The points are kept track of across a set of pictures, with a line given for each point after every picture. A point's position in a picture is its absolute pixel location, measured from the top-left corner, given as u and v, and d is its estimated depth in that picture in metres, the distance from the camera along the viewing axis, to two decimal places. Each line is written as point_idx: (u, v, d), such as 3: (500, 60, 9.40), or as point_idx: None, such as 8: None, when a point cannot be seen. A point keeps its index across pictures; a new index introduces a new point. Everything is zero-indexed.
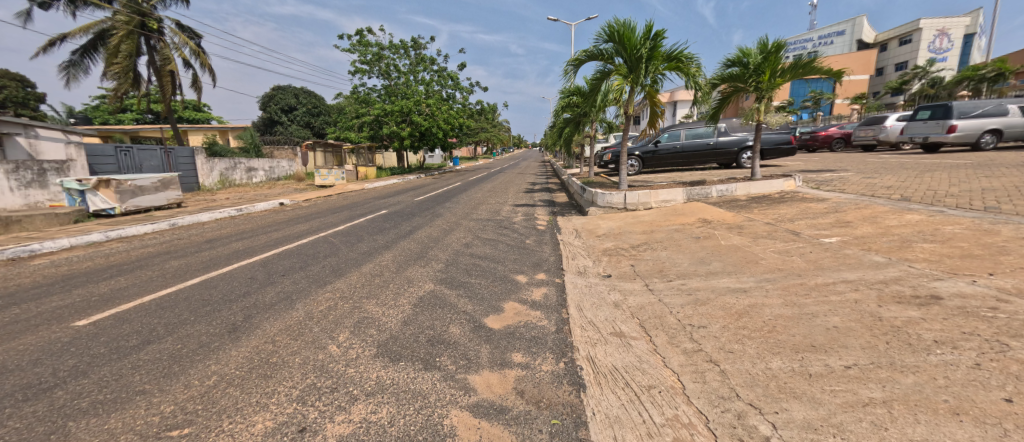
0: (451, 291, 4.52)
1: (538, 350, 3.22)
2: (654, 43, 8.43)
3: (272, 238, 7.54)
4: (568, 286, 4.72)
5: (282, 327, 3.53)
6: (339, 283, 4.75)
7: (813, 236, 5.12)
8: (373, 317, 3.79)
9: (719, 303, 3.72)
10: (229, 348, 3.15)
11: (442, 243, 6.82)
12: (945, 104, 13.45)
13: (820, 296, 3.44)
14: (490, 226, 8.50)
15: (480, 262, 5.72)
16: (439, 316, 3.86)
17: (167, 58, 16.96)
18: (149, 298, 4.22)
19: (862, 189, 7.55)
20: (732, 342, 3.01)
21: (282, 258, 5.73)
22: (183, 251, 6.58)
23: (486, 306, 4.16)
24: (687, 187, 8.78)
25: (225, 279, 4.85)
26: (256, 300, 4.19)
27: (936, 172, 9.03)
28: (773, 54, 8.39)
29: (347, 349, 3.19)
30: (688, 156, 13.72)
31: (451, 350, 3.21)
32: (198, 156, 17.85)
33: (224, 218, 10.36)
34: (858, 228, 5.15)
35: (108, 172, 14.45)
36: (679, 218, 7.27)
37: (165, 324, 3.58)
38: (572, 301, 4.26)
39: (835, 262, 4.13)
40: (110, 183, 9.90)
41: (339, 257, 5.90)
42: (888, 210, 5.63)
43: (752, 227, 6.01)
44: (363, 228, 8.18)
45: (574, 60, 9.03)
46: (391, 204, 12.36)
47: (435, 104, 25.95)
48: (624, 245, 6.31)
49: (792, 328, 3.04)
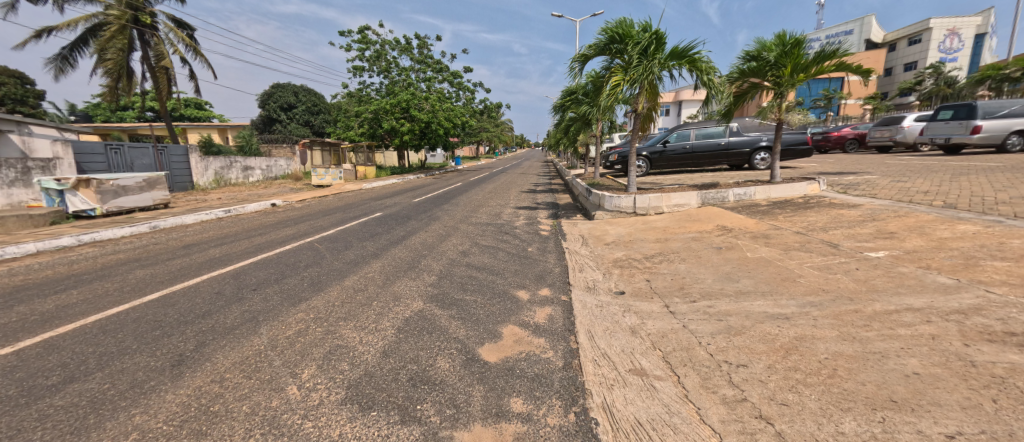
0: (442, 312, 3.93)
1: (542, 395, 2.65)
2: (654, 42, 7.83)
3: (254, 243, 6.95)
4: (576, 306, 4.12)
5: (236, 360, 2.96)
6: (316, 300, 4.17)
7: (855, 250, 4.51)
8: (349, 346, 3.22)
9: (759, 332, 3.14)
10: (166, 390, 2.60)
11: (437, 251, 6.23)
12: (969, 104, 12.73)
13: (887, 329, 2.87)
14: (489, 230, 7.90)
15: (477, 275, 5.13)
16: (425, 345, 3.28)
17: (161, 54, 16.50)
18: (93, 318, 3.67)
19: (895, 194, 6.93)
20: (785, 391, 2.42)
21: (257, 268, 5.16)
22: (155, 258, 6.03)
23: (481, 331, 3.57)
24: (701, 191, 8.17)
25: (188, 293, 4.29)
26: (216, 321, 3.63)
27: (969, 175, 8.42)
28: (794, 45, 7.75)
29: (310, 391, 2.61)
30: (699, 157, 13.09)
31: (436, 394, 2.64)
32: (192, 155, 17.38)
33: (209, 220, 9.80)
34: (906, 240, 4.56)
35: (98, 171, 13.96)
36: (695, 225, 6.66)
37: (100, 354, 3.04)
38: (581, 325, 3.66)
39: (892, 282, 3.54)
40: (90, 182, 9.42)
41: (322, 267, 5.33)
42: (936, 219, 5.05)
43: (780, 236, 5.41)
44: (353, 232, 7.61)
45: (580, 56, 8.43)
46: (387, 205, 11.81)
47: (435, 101, 25.46)
48: (637, 255, 5.71)
49: (862, 372, 2.46)
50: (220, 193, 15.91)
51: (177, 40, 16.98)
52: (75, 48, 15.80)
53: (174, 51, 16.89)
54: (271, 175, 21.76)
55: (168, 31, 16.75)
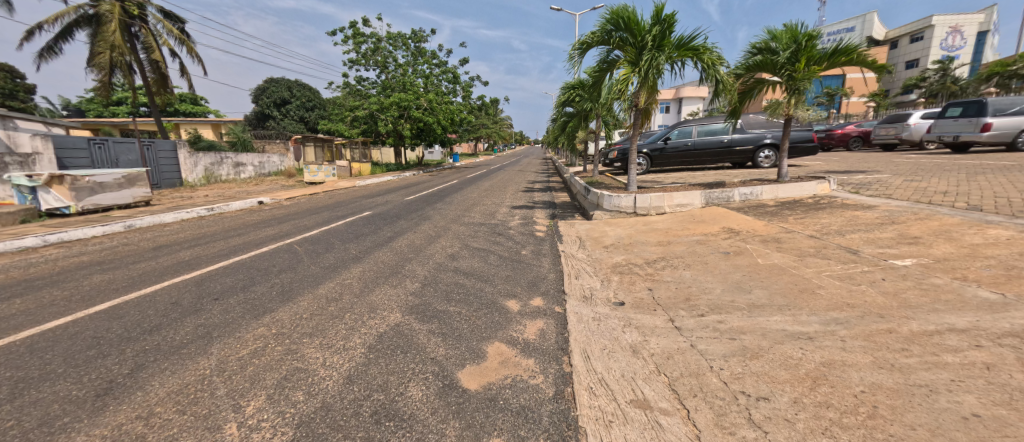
0: (421, 327, 3.52)
1: (527, 435, 2.26)
2: (665, 28, 7.35)
3: (231, 244, 6.52)
4: (571, 319, 3.71)
5: (174, 388, 2.56)
6: (283, 311, 3.75)
7: (878, 256, 4.12)
8: (308, 368, 2.81)
9: (778, 355, 2.74)
10: (80, 430, 2.21)
11: (424, 255, 5.81)
12: (979, 101, 12.32)
13: (932, 355, 2.47)
14: (482, 231, 7.48)
15: (464, 281, 4.71)
16: (398, 367, 2.89)
17: (151, 46, 15.91)
18: (24, 335, 3.25)
19: (912, 194, 6.53)
20: (816, 436, 2.04)
21: (225, 273, 4.74)
22: (119, 262, 5.58)
23: (463, 349, 3.16)
24: (705, 190, 7.75)
25: (141, 303, 3.86)
26: (163, 337, 3.21)
27: (986, 175, 8.03)
28: (808, 40, 7.31)
29: (252, 433, 2.21)
30: (700, 154, 12.69)
31: (403, 434, 2.26)
32: (181, 150, 16.91)
33: (190, 219, 9.37)
34: (934, 246, 4.17)
35: (81, 166, 13.50)
36: (700, 227, 6.25)
37: (19, 381, 2.63)
38: (577, 343, 3.25)
39: (926, 297, 3.15)
40: (64, 179, 8.94)
41: (296, 272, 4.91)
42: (962, 223, 4.67)
43: (792, 240, 5.01)
44: (337, 233, 7.17)
45: (580, 44, 8.00)
46: (379, 203, 11.36)
47: (433, 97, 24.89)
48: (637, 260, 5.29)
49: (910, 412, 2.07)
50: (208, 190, 15.47)
51: (167, 31, 16.38)
52: (60, 38, 15.15)
53: (165, 44, 16.30)
54: (264, 171, 21.31)
55: (157, 22, 16.13)
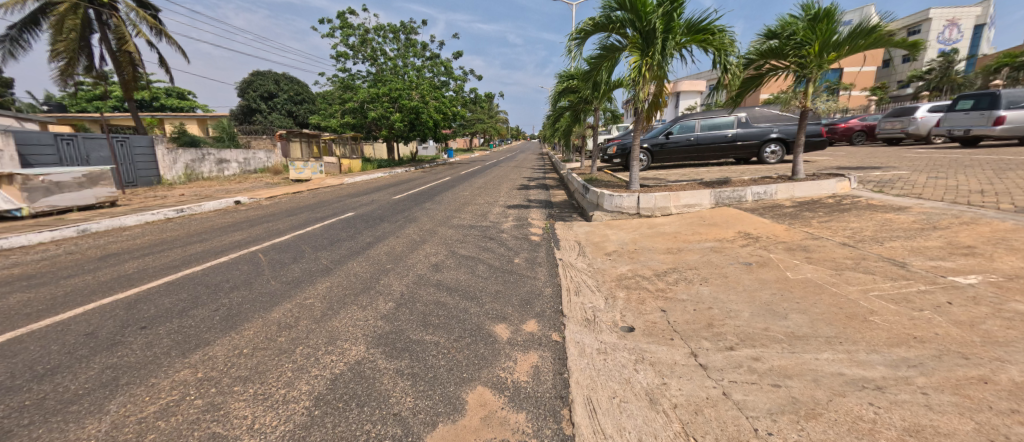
0: (387, 365, 2.85)
1: None
2: (675, 9, 6.65)
3: (188, 253, 5.80)
4: (571, 352, 3.04)
5: None
6: (219, 345, 3.05)
7: (931, 271, 3.50)
8: (228, 436, 2.16)
9: (843, 415, 2.11)
10: None
11: (403, 265, 5.13)
12: (991, 93, 11.61)
13: None
14: (471, 235, 6.80)
15: (446, 300, 4.04)
16: (348, 430, 2.23)
17: (122, 35, 14.91)
18: None
19: (945, 194, 5.92)
20: None
21: (166, 292, 4.05)
22: (50, 276, 4.84)
23: (436, 400, 2.48)
24: (715, 189, 7.10)
25: (49, 335, 3.16)
26: (54, 387, 2.51)
27: (1015, 171, 7.42)
28: (825, 19, 6.62)
29: None
30: (703, 150, 12.01)
31: None
32: (159, 147, 16.01)
33: (154, 221, 8.61)
34: (996, 258, 3.54)
35: (48, 164, 12.66)
36: (712, 231, 5.61)
37: None
38: (580, 390, 2.58)
39: (1013, 330, 2.54)
40: (14, 178, 8.19)
41: (251, 290, 4.20)
42: (1019, 229, 4.05)
43: (821, 249, 4.38)
44: (310, 239, 6.46)
45: (577, 32, 7.31)
46: (362, 203, 10.60)
47: (425, 90, 24.03)
48: (645, 271, 4.64)
49: None
50: (186, 189, 14.64)
51: (140, 20, 15.48)
52: (24, 28, 14.23)
53: (138, 33, 15.38)
54: (248, 168, 20.47)
55: (129, 11, 15.21)
